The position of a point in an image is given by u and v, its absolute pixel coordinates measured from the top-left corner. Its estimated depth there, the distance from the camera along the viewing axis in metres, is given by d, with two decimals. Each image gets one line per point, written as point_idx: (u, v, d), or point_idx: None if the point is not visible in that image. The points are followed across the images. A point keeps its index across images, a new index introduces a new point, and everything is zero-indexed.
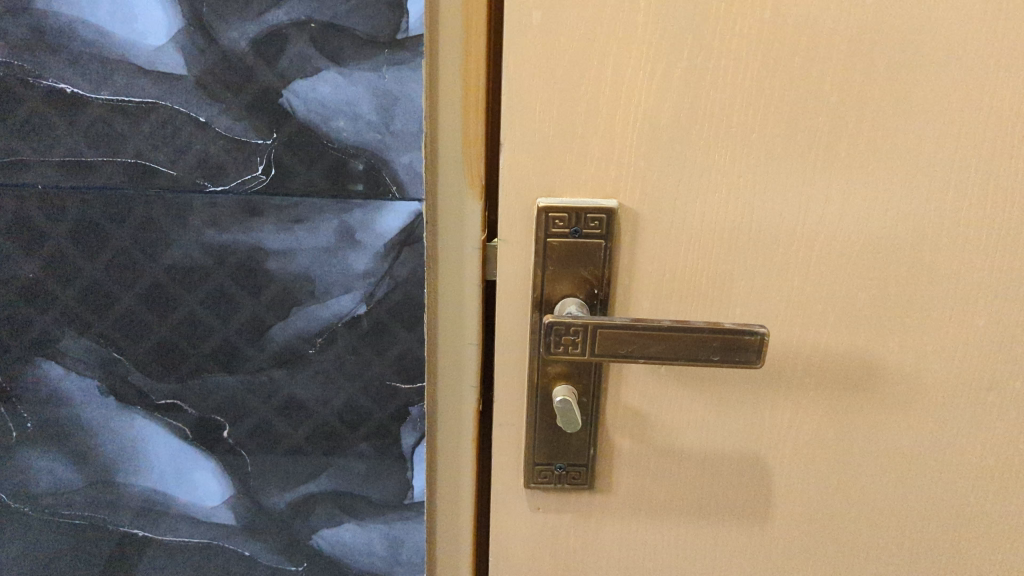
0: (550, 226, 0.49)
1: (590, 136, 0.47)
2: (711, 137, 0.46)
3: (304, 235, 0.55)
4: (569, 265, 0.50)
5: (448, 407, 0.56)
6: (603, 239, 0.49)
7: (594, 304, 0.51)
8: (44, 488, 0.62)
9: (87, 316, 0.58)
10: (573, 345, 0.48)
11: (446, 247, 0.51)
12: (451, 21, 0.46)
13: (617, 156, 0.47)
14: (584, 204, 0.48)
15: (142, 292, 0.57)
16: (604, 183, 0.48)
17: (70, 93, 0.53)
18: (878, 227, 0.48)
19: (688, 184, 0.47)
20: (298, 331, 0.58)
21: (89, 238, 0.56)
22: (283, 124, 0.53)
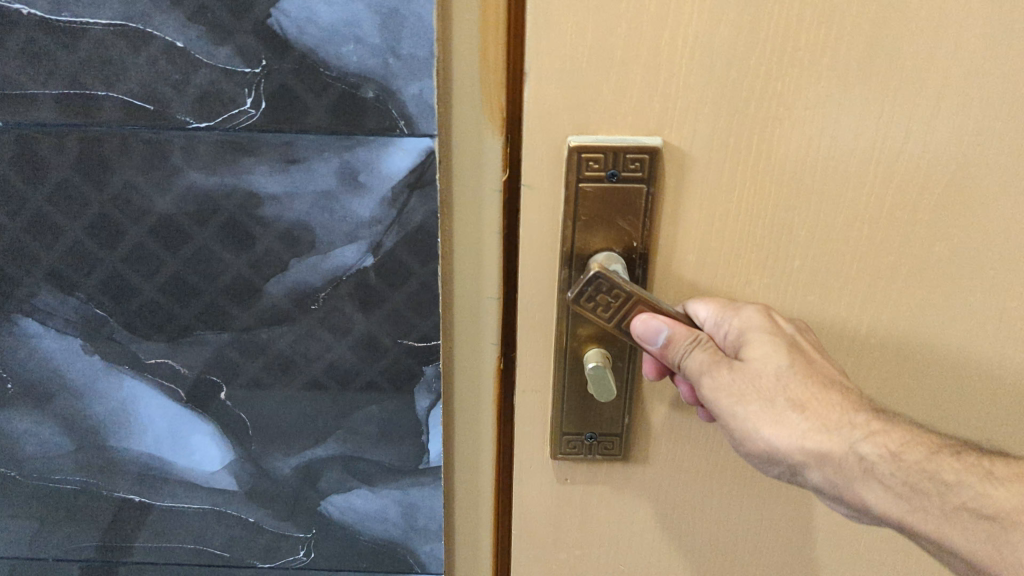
0: (584, 169, 0.42)
1: (631, 62, 0.40)
2: (775, 64, 0.39)
3: (301, 178, 0.45)
4: (604, 214, 0.43)
5: (465, 366, 0.51)
6: (644, 184, 0.43)
7: (632, 258, 0.45)
8: (33, 452, 0.54)
9: (64, 279, 0.49)
10: (607, 309, 0.42)
11: (462, 188, 0.45)
12: None
13: (661, 85, 0.40)
14: (623, 142, 0.42)
15: (130, 252, 0.48)
16: (645, 117, 0.41)
17: (27, 16, 0.42)
18: (966, 168, 0.41)
19: (746, 119, 0.41)
20: (295, 287, 0.49)
21: (65, 189, 0.46)
22: (271, 47, 0.42)
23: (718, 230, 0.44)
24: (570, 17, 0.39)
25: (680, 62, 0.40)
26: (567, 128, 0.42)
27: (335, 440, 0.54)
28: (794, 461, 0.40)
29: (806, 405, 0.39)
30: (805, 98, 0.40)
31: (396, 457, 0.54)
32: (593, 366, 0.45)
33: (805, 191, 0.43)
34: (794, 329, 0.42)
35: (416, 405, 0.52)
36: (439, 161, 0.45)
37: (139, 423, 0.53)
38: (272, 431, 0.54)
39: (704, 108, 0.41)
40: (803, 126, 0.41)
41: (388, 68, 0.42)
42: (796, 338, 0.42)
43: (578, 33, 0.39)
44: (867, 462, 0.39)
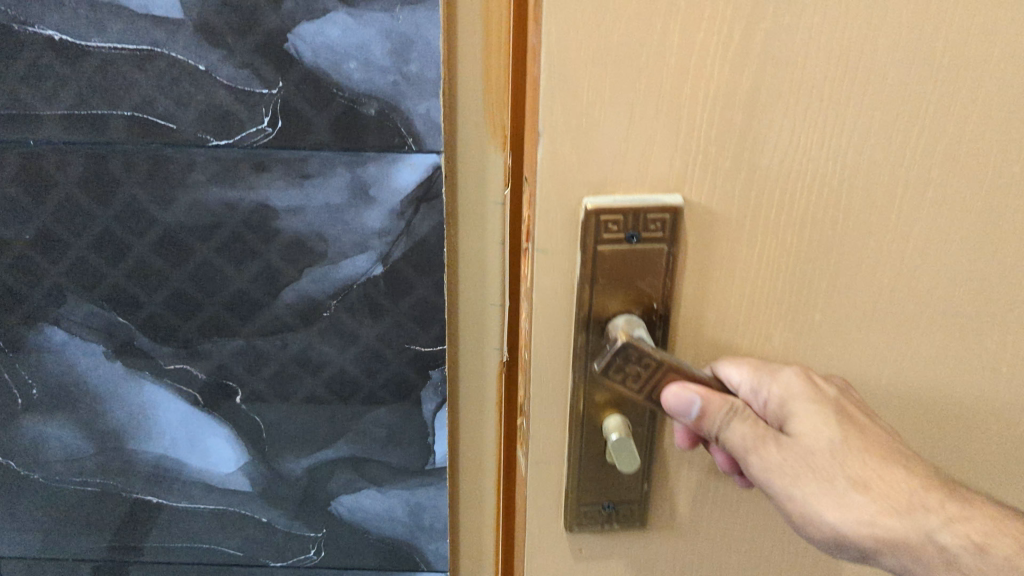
0: (602, 232, 0.43)
1: (649, 124, 0.41)
2: (785, 120, 0.41)
3: (315, 192, 0.48)
4: (622, 275, 0.45)
5: (470, 367, 0.54)
6: (664, 244, 0.44)
7: (650, 318, 0.46)
8: (55, 455, 0.57)
9: (72, 283, 0.51)
10: (636, 377, 0.43)
11: (467, 199, 0.48)
12: None
13: (674, 140, 0.41)
14: (644, 204, 0.43)
15: (137, 261, 0.50)
16: (662, 176, 0.42)
17: (59, 41, 0.44)
18: (967, 206, 0.43)
19: (761, 172, 0.42)
20: (306, 295, 0.51)
21: (84, 198, 0.49)
22: (288, 69, 0.45)
23: (730, 277, 0.45)
24: (585, 81, 0.40)
25: (691, 117, 0.41)
26: (583, 184, 0.43)
27: (345, 443, 0.56)
28: (869, 549, 0.40)
29: (867, 483, 0.40)
30: (812, 145, 0.42)
31: (402, 457, 0.57)
32: (615, 439, 0.46)
33: (812, 233, 0.44)
34: (838, 393, 0.43)
35: (422, 407, 0.55)
36: (445, 175, 0.47)
37: (157, 427, 0.56)
38: (286, 433, 0.56)
39: (714, 158, 0.42)
40: (811, 164, 0.42)
41: (398, 88, 0.45)
42: (841, 402, 0.42)
43: (593, 95, 0.40)
44: (948, 551, 0.39)
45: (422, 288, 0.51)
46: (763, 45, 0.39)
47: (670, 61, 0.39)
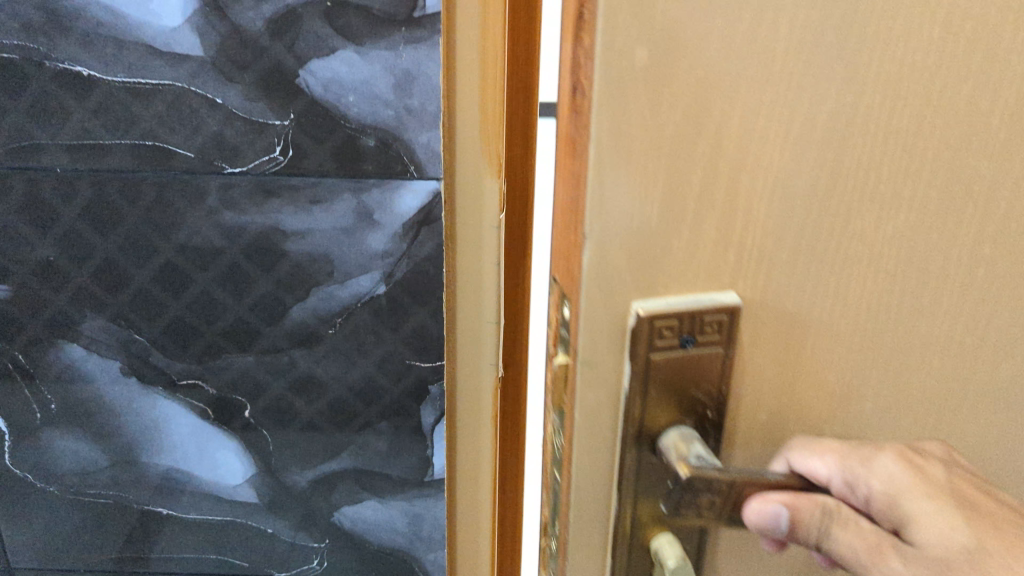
0: (655, 340, 0.24)
1: (727, 175, 0.23)
2: (934, 154, 0.24)
3: (321, 216, 0.51)
4: (674, 389, 0.26)
5: (467, 386, 0.55)
6: (735, 345, 0.26)
7: (709, 435, 0.27)
8: (70, 467, 0.59)
9: (88, 298, 0.54)
10: (708, 511, 0.25)
11: (465, 222, 0.50)
12: None
13: (806, 223, 0.24)
14: (706, 300, 0.24)
15: (156, 271, 0.53)
16: (734, 257, 0.24)
17: (85, 76, 0.48)
18: None
19: (893, 239, 0.25)
20: (314, 312, 0.54)
21: (94, 216, 0.51)
22: (298, 103, 0.48)
23: (874, 420, 0.28)
24: (660, 114, 0.22)
25: (835, 186, 0.24)
26: (644, 290, 0.24)
27: (348, 455, 0.59)
28: None
29: None
30: (1001, 241, 0.26)
31: (403, 468, 0.60)
32: (673, 565, 0.27)
33: (978, 317, 0.27)
34: (947, 469, 0.25)
35: (421, 421, 0.58)
36: (444, 202, 0.51)
37: (169, 438, 0.59)
38: (292, 446, 0.59)
39: (868, 252, 0.25)
40: (963, 202, 0.25)
41: (401, 120, 0.49)
42: (961, 483, 0.25)
43: (669, 128, 0.22)
44: None
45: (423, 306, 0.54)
46: (951, 29, 0.23)
47: (803, 57, 0.22)
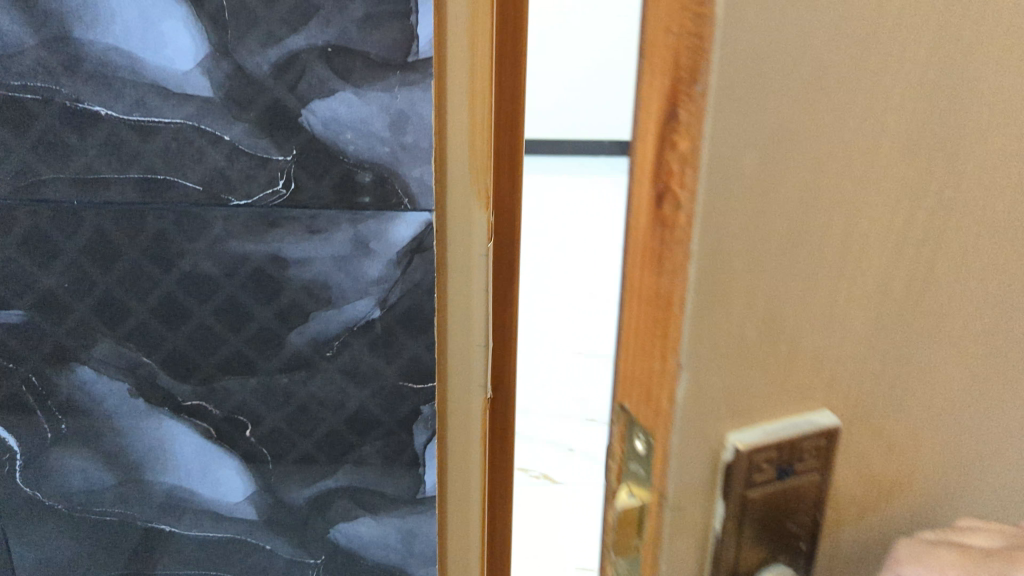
0: (751, 474, 0.28)
1: (804, 318, 0.27)
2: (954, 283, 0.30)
3: (321, 244, 0.55)
4: (766, 522, 0.30)
5: (458, 403, 0.60)
6: (813, 474, 0.30)
7: (789, 554, 0.31)
8: (79, 486, 0.62)
9: (94, 327, 0.57)
10: None
11: (455, 252, 0.55)
12: (457, 39, 0.51)
13: (860, 343, 0.29)
14: (792, 427, 0.28)
15: (156, 306, 0.57)
16: (810, 386, 0.28)
17: (104, 115, 0.52)
18: None
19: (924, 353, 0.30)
20: (313, 336, 0.58)
21: (98, 251, 0.55)
22: (300, 140, 0.52)
23: (907, 496, 0.33)
24: (750, 231, 0.25)
25: (877, 300, 0.28)
26: (726, 402, 0.27)
27: (344, 473, 0.62)
28: None
29: None
30: (994, 326, 0.32)
31: (396, 486, 0.62)
32: None
33: (982, 404, 0.33)
34: None
35: (414, 440, 0.60)
36: (437, 231, 0.54)
37: (172, 457, 0.61)
38: (290, 465, 0.62)
39: (900, 353, 0.30)
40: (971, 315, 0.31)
41: (397, 156, 0.52)
42: None
43: (764, 278, 0.25)
44: None
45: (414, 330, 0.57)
46: (963, 179, 0.28)
47: (863, 209, 0.26)
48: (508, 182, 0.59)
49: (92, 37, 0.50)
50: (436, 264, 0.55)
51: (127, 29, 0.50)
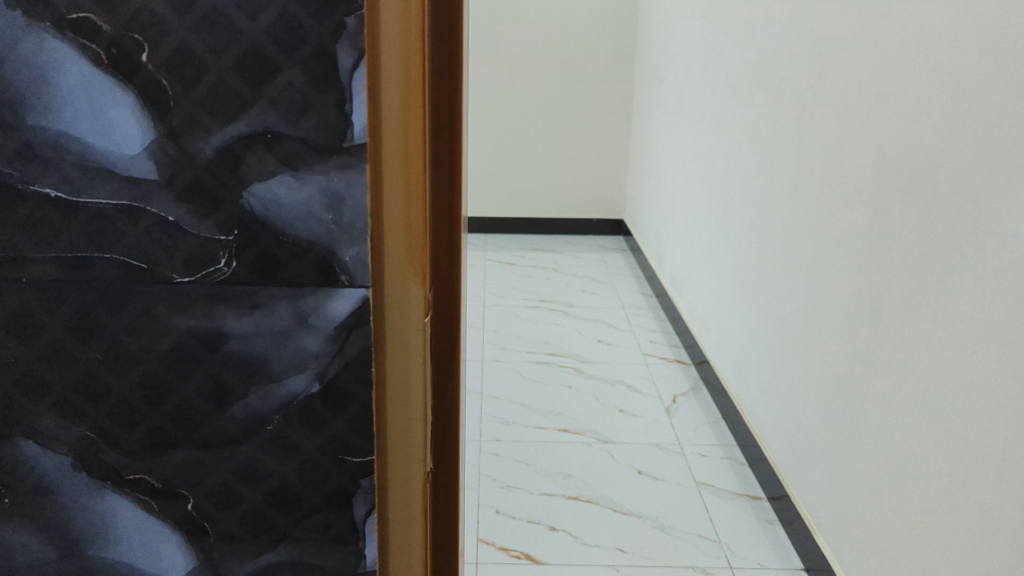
0: None
1: None
2: None
3: (259, 321, 0.56)
4: None
5: (398, 479, 0.61)
6: None
7: None
8: (21, 560, 0.63)
9: (40, 402, 0.59)
10: None
11: (393, 331, 0.57)
12: (390, 126, 0.53)
13: None
14: None
15: (111, 378, 0.58)
16: None
17: (53, 197, 0.54)
18: None
19: None
20: (252, 410, 0.59)
21: (60, 321, 0.57)
22: (241, 220, 0.55)
23: None
24: None
25: None
26: None
27: (285, 545, 0.63)
28: None
29: None
30: None
31: (334, 558, 0.63)
32: None
33: None
34: None
35: (354, 513, 0.62)
36: (373, 306, 0.56)
37: (117, 534, 0.62)
38: (232, 538, 0.63)
39: None
40: None
41: (333, 235, 0.55)
42: None
43: None
44: None
45: (352, 401, 0.58)
46: None
47: None
48: (445, 260, 0.61)
49: (45, 125, 0.53)
50: (374, 343, 0.57)
51: (76, 117, 0.53)
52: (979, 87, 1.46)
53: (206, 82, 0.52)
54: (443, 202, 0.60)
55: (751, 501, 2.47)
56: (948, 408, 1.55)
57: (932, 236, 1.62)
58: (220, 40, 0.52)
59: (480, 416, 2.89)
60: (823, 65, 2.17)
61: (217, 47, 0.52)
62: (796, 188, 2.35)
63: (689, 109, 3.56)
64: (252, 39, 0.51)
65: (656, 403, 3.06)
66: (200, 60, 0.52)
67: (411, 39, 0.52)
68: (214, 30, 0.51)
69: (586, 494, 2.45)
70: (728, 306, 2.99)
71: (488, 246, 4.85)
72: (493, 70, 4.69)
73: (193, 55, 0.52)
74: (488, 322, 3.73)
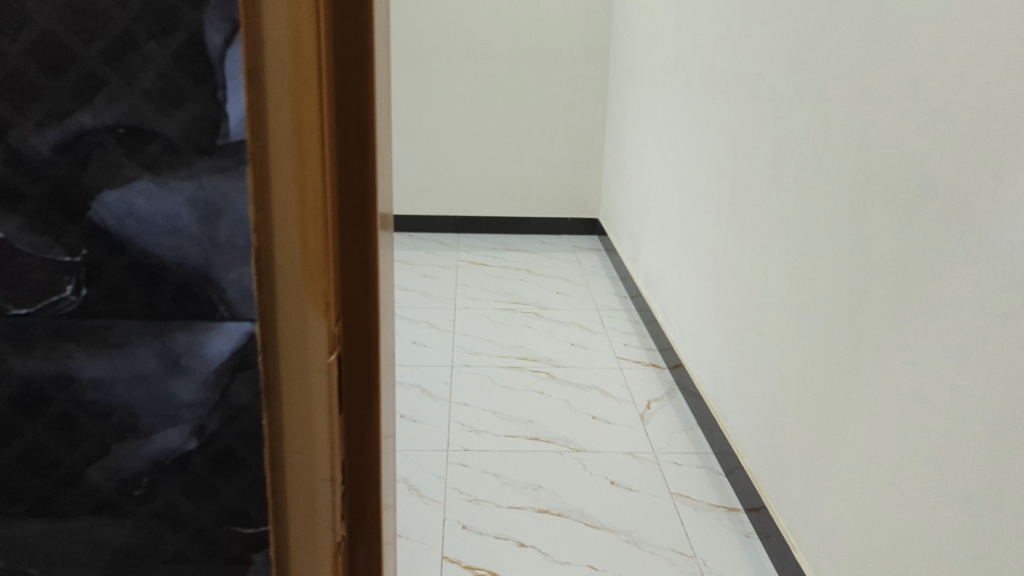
0: None
1: None
2: None
3: (120, 363, 0.51)
4: None
5: (300, 514, 0.56)
6: None
7: None
8: None
9: None
10: None
11: (288, 355, 0.51)
12: (278, 127, 0.47)
13: None
14: None
15: None
16: None
17: None
18: None
19: None
20: (118, 469, 0.54)
21: None
22: (90, 235, 0.48)
23: None
24: None
25: None
26: None
27: None
28: None
29: None
30: None
31: None
32: None
33: None
34: None
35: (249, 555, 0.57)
36: (264, 329, 0.51)
37: None
38: None
39: None
40: None
41: (208, 257, 0.49)
42: None
43: None
44: None
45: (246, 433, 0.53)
46: None
47: None
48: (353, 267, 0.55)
49: None
50: (265, 368, 0.52)
51: None
52: (968, 81, 1.37)
53: (100, 66, 0.46)
54: (349, 207, 0.54)
55: (728, 513, 2.38)
56: (934, 424, 1.46)
57: (917, 241, 1.53)
58: (116, 25, 0.45)
59: (448, 425, 2.77)
60: (803, 61, 2.08)
61: (115, 32, 0.45)
62: (775, 188, 2.26)
63: (665, 107, 3.46)
64: (86, 20, 0.45)
65: (630, 410, 2.96)
66: (92, 49, 0.45)
67: (302, 25, 0.45)
68: (109, 13, 0.45)
69: (557, 507, 2.34)
70: (705, 309, 2.89)
71: (459, 246, 4.73)
72: (464, 65, 4.58)
73: (91, 39, 0.45)
74: (458, 326, 3.61)
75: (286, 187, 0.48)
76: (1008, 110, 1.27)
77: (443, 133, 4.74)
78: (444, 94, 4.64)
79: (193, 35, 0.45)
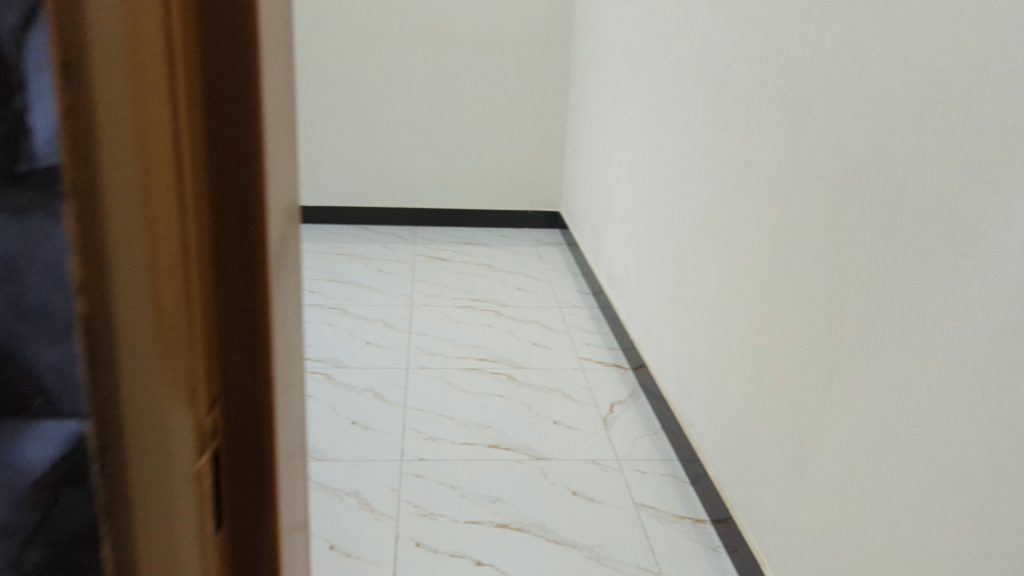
0: None
1: None
2: None
3: None
4: None
5: None
6: None
7: None
8: None
9: None
10: None
11: (137, 444, 0.44)
12: (113, 189, 0.39)
13: None
14: None
15: None
16: None
17: None
18: None
19: None
20: None
21: None
22: None
23: None
24: None
25: None
26: None
27: None
28: None
29: None
30: None
31: None
32: None
33: None
34: None
35: None
36: (110, 412, 0.43)
37: None
38: None
39: None
40: None
41: (17, 327, 0.41)
42: None
43: None
44: None
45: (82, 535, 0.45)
46: None
47: None
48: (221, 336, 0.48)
49: None
50: (114, 457, 0.44)
51: None
52: (959, 77, 1.27)
53: None
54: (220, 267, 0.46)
55: (694, 524, 2.29)
56: (918, 446, 1.37)
57: (900, 247, 1.44)
58: None
59: (404, 433, 2.64)
60: (774, 53, 1.98)
61: None
62: (747, 186, 2.15)
63: (629, 99, 3.35)
64: None
65: (592, 413, 2.85)
66: None
67: (144, 68, 0.38)
68: None
69: (516, 521, 2.23)
70: (671, 309, 2.79)
71: (417, 239, 4.58)
72: (422, 52, 4.43)
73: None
74: (414, 324, 3.47)
75: (131, 251, 0.40)
76: (1004, 109, 1.18)
77: (400, 123, 4.59)
78: (400, 82, 4.49)
79: (4, 81, 0.37)
